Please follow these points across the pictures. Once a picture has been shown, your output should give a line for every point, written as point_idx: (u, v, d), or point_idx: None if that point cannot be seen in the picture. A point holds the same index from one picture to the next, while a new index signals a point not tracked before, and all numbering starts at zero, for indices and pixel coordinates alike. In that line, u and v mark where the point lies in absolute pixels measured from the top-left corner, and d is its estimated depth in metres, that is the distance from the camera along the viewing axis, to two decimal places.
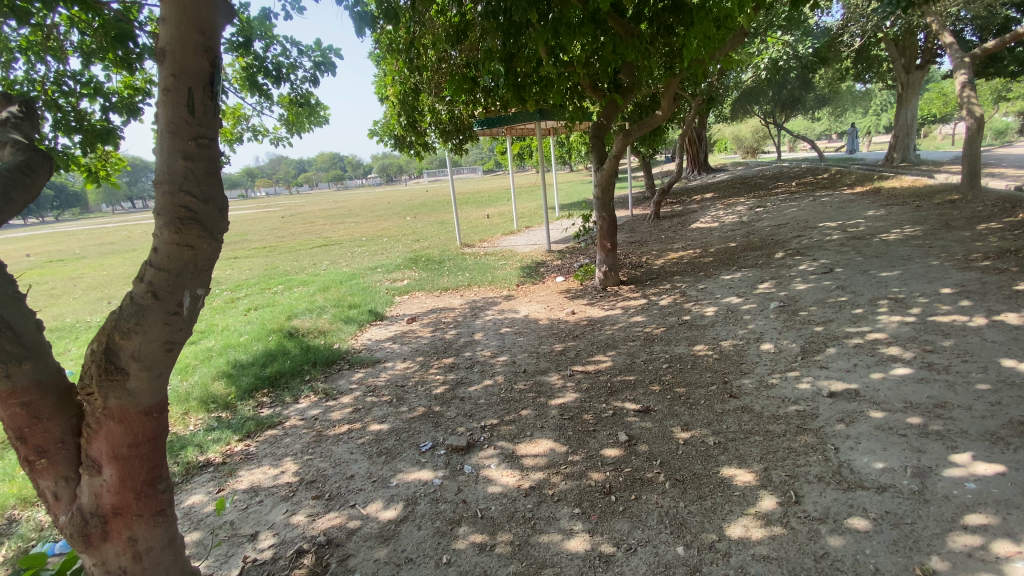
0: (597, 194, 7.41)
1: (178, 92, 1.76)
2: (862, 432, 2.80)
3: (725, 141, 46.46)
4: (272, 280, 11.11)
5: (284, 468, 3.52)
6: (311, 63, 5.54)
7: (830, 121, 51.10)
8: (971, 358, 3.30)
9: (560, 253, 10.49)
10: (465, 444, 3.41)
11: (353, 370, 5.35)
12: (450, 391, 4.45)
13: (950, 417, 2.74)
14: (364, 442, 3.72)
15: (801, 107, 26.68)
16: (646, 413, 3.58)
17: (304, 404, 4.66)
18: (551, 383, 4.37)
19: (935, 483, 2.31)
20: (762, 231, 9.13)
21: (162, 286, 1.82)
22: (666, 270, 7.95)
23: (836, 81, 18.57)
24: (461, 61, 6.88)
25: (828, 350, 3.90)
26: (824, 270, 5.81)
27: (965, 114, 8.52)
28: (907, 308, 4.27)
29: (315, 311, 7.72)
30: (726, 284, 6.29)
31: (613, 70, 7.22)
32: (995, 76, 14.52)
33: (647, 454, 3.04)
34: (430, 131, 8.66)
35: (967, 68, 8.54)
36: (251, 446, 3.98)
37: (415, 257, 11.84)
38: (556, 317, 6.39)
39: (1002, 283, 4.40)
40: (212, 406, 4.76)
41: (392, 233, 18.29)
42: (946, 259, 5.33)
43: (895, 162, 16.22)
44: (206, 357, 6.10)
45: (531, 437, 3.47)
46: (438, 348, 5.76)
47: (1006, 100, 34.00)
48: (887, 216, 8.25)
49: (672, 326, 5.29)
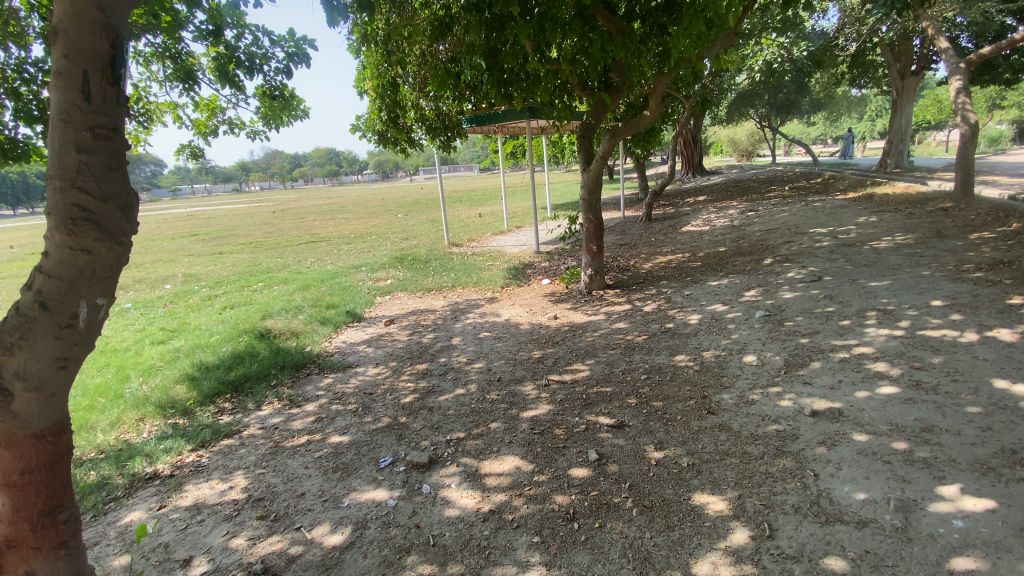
0: (583, 196, 7.19)
1: (71, 75, 1.55)
2: (843, 456, 2.62)
3: (721, 145, 46.48)
4: (254, 277, 10.86)
5: (233, 483, 3.31)
6: (284, 54, 5.32)
7: (825, 126, 51.28)
8: (962, 377, 3.13)
9: (548, 255, 10.32)
10: (426, 460, 3.21)
11: (322, 374, 5.13)
12: (418, 401, 4.24)
13: (938, 443, 2.56)
14: (321, 455, 3.51)
15: (797, 111, 26.65)
16: (620, 429, 3.39)
17: (267, 411, 4.44)
18: (525, 394, 4.17)
19: (920, 519, 2.13)
20: (753, 236, 8.98)
21: (53, 295, 1.63)
22: (653, 274, 7.76)
23: (832, 86, 18.51)
24: (447, 56, 6.70)
25: (813, 364, 3.72)
26: (813, 278, 5.65)
27: (960, 120, 8.39)
28: (896, 321, 4.10)
29: (291, 310, 7.48)
30: (711, 291, 6.12)
31: (603, 68, 7.04)
32: (990, 83, 14.46)
33: (616, 476, 2.85)
34: (416, 127, 8.47)
35: (962, 74, 8.39)
36: (204, 457, 3.76)
37: (402, 256, 11.62)
38: (537, 321, 6.19)
39: (994, 296, 4.24)
40: (171, 411, 4.54)
41: (381, 230, 18.05)
42: (937, 269, 5.19)
43: (889, 168, 16.15)
44: (172, 358, 5.87)
45: (497, 453, 3.27)
46: (413, 352, 5.55)
47: (1000, 108, 34.08)
48: (878, 222, 8.12)
49: (654, 334, 5.10)
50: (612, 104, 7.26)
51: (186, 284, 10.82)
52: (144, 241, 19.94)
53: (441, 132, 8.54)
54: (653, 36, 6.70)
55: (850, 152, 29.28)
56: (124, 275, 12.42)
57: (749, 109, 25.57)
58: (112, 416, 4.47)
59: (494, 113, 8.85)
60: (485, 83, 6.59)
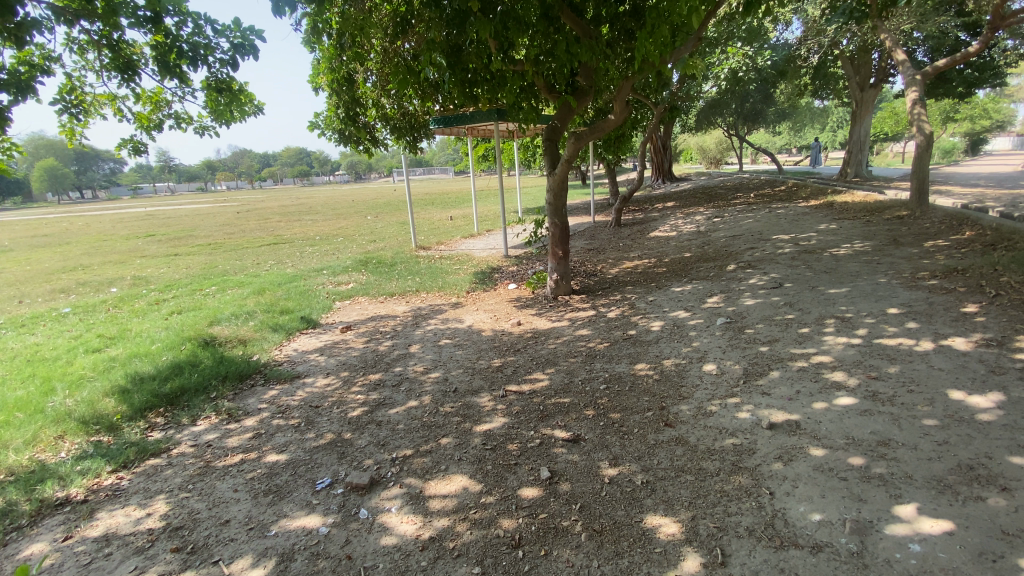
0: (549, 200, 7.04)
1: None
2: (800, 473, 2.52)
3: (690, 152, 47.37)
4: (208, 280, 10.36)
5: (152, 510, 3.02)
6: (229, 44, 4.99)
7: (790, 137, 52.92)
8: (918, 388, 3.08)
9: (517, 259, 10.14)
10: (366, 481, 2.98)
11: (267, 387, 4.82)
12: (367, 414, 3.99)
13: (894, 458, 2.49)
14: (254, 476, 3.25)
15: (763, 121, 27.32)
16: (575, 443, 3.22)
17: (202, 426, 4.14)
18: (480, 406, 3.96)
19: (877, 543, 2.03)
20: (718, 241, 9.01)
21: None
22: (619, 279, 7.68)
23: (795, 96, 19.03)
24: (409, 52, 6.50)
25: (771, 374, 3.64)
26: (774, 285, 5.65)
27: (915, 131, 8.62)
28: (854, 329, 4.08)
29: (242, 316, 7.09)
30: (675, 297, 6.06)
31: (569, 70, 6.92)
32: (944, 96, 15.05)
33: (568, 495, 2.69)
34: (381, 127, 8.29)
35: (918, 86, 8.62)
36: (124, 479, 3.44)
37: (366, 259, 11.28)
38: (500, 328, 6.01)
39: (949, 304, 4.27)
40: (95, 427, 4.17)
41: (349, 232, 17.59)
42: (894, 277, 5.24)
43: (849, 177, 16.61)
44: (106, 368, 5.44)
45: (444, 472, 3.07)
46: (367, 361, 5.28)
47: (954, 121, 35.71)
48: (838, 230, 8.25)
49: (616, 341, 4.98)
50: (579, 107, 7.10)
51: (135, 287, 10.22)
52: (95, 241, 18.92)
53: (407, 132, 8.46)
54: (622, 41, 6.69)
55: (815, 160, 30.07)
56: (67, 278, 11.68)
57: (717, 118, 26.07)
58: (26, 434, 4.05)
59: (463, 115, 8.66)
60: (446, 82, 6.42)
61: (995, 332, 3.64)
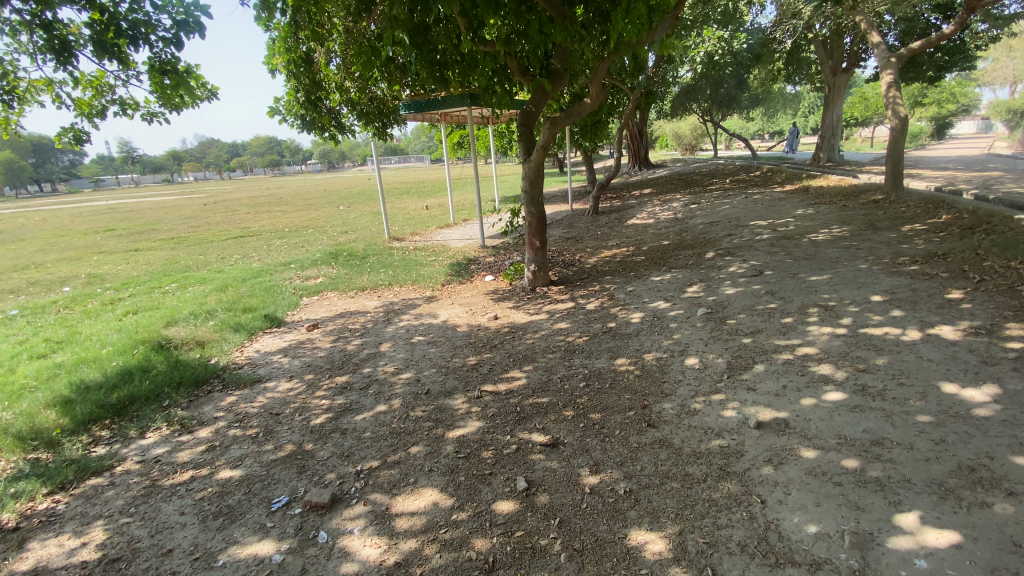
0: (525, 188, 6.77)
1: None
2: (791, 478, 2.37)
3: (665, 138, 47.53)
4: (168, 277, 9.82)
5: (88, 539, 2.70)
6: (172, 22, 4.51)
7: (762, 123, 53.40)
8: (908, 381, 2.96)
9: (493, 250, 9.88)
10: (328, 499, 2.73)
11: (225, 393, 4.50)
12: (332, 422, 3.72)
13: (890, 459, 2.36)
14: (204, 497, 2.96)
15: (738, 107, 27.42)
16: (554, 448, 3.02)
17: (151, 440, 3.80)
18: (454, 408, 3.72)
19: (879, 559, 1.89)
20: (695, 228, 8.92)
21: None
22: (598, 269, 7.49)
23: (769, 82, 19.06)
24: (372, 31, 6.07)
25: (756, 368, 3.50)
26: (754, 273, 5.53)
27: (890, 114, 8.60)
28: (838, 318, 3.97)
29: (201, 316, 6.67)
30: (655, 286, 5.90)
31: (544, 52, 6.58)
32: (914, 81, 15.23)
33: (546, 509, 2.49)
34: (345, 111, 7.89)
35: (893, 68, 8.57)
36: (61, 502, 3.08)
37: (336, 252, 10.85)
38: (475, 322, 5.76)
39: (933, 290, 4.19)
40: (33, 443, 3.74)
41: (319, 224, 17.01)
42: (875, 262, 5.16)
43: (821, 162, 16.73)
44: (50, 376, 4.99)
45: (414, 486, 2.83)
46: (335, 362, 4.99)
47: (921, 105, 36.46)
48: (815, 215, 8.21)
49: (595, 335, 4.78)
50: (554, 91, 6.81)
51: (89, 286, 9.59)
52: (51, 237, 17.85)
53: (375, 117, 8.20)
54: (597, 23, 6.37)
55: (789, 146, 30.30)
56: (17, 277, 10.89)
57: (692, 104, 26.06)
58: None
59: (435, 99, 8.28)
60: (412, 64, 6.02)
61: (982, 320, 3.56)
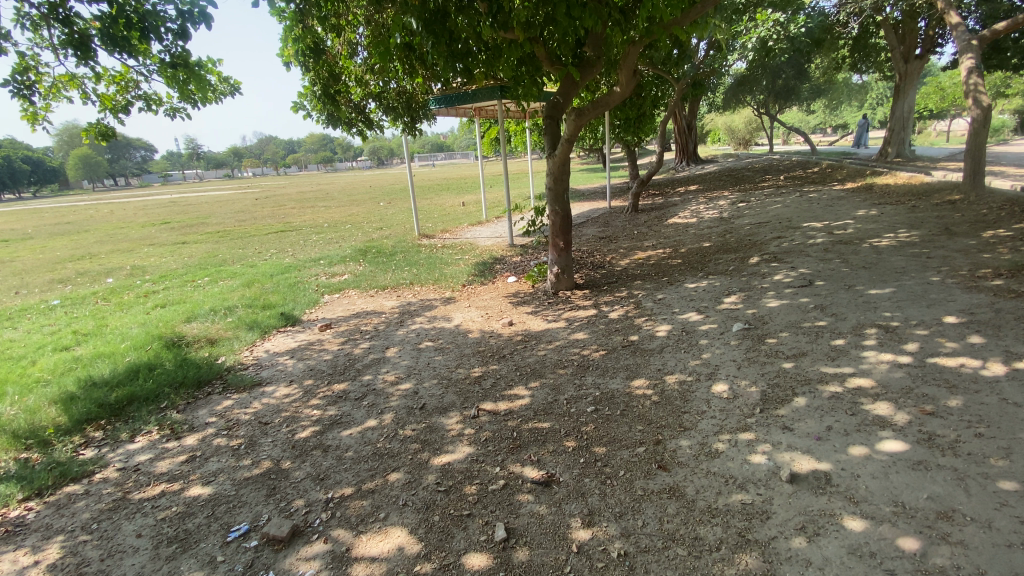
0: (549, 185, 6.33)
1: None
2: (828, 558, 1.89)
3: (717, 134, 45.39)
4: (202, 271, 9.99)
5: (40, 558, 2.53)
6: (177, 13, 4.37)
7: (824, 116, 50.07)
8: (988, 431, 2.38)
9: (522, 249, 9.49)
10: (288, 533, 2.45)
11: (223, 396, 4.35)
12: (316, 437, 3.46)
13: (961, 542, 1.85)
14: (165, 517, 2.75)
15: (796, 99, 25.69)
16: (546, 487, 2.61)
17: (139, 444, 3.66)
18: (445, 429, 3.37)
19: None
20: (741, 230, 8.18)
21: None
22: (628, 273, 6.96)
23: (831, 71, 17.65)
24: (388, 19, 5.74)
25: (795, 401, 2.95)
26: (803, 283, 4.88)
27: (971, 103, 7.50)
28: (900, 343, 3.34)
29: (220, 312, 6.65)
30: (687, 295, 5.34)
31: (574, 40, 6.02)
32: (996, 68, 13.55)
33: (522, 569, 2.10)
34: (370, 104, 7.70)
35: (974, 52, 7.51)
36: (32, 510, 2.94)
37: (366, 248, 10.78)
38: (488, 328, 5.40)
39: (1021, 312, 3.48)
40: (26, 442, 3.69)
41: (357, 219, 17.17)
42: (949, 275, 4.42)
43: (889, 157, 15.24)
44: (64, 370, 5.00)
45: (382, 522, 2.51)
46: (337, 367, 4.76)
47: (1007, 97, 33.04)
48: (879, 217, 7.33)
49: (614, 350, 4.31)
50: (583, 80, 6.35)
51: (130, 278, 9.89)
52: (113, 229, 18.84)
53: (404, 112, 7.96)
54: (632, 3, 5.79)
55: (857, 140, 28.01)
56: (71, 267, 11.43)
57: (746, 96, 24.58)
58: None
59: (465, 94, 7.98)
60: (431, 56, 5.64)
61: None
